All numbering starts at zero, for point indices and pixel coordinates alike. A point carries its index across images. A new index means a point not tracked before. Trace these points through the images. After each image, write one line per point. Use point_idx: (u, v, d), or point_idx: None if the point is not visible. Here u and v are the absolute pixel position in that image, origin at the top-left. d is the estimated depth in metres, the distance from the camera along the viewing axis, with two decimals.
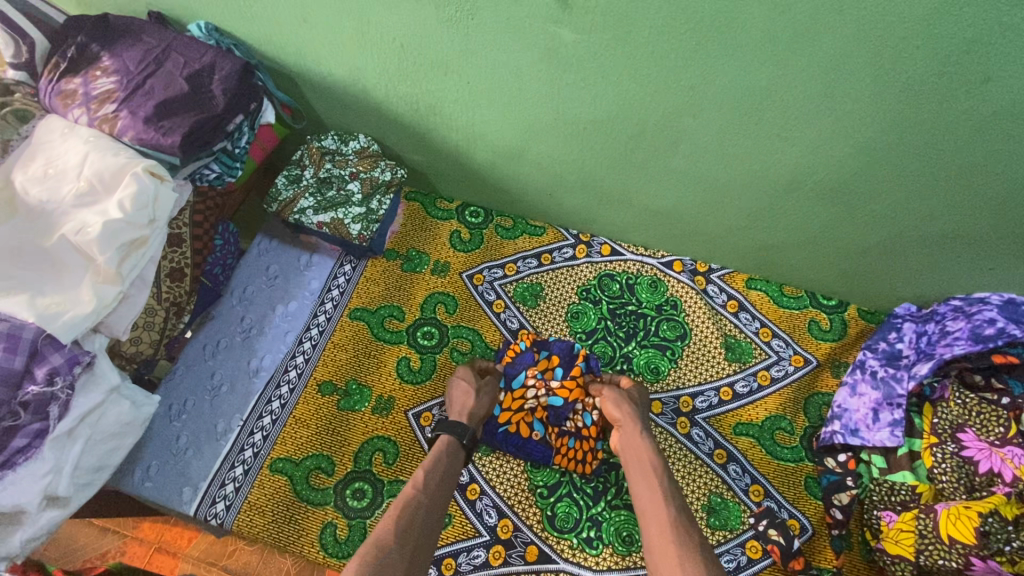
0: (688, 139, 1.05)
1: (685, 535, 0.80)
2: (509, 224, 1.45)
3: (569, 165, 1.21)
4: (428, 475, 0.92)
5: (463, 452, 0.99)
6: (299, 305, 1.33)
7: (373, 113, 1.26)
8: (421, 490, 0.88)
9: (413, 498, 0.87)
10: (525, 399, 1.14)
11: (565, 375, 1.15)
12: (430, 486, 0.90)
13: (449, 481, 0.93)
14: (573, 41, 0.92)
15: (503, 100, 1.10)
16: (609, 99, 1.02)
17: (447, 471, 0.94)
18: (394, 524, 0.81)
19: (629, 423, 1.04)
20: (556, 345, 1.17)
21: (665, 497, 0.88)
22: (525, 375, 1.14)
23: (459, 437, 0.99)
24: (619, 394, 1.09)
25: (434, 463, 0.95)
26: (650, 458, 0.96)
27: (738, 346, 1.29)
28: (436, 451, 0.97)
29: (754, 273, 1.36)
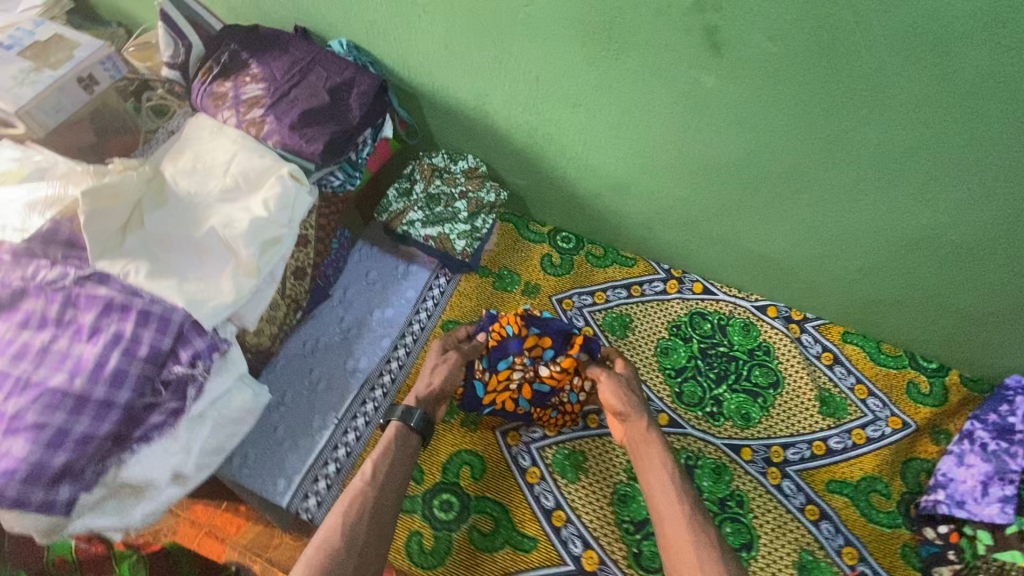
0: (812, 190, 1.05)
1: (708, 542, 0.86)
2: (600, 253, 1.47)
3: (678, 203, 1.22)
4: (378, 464, 0.98)
5: (414, 435, 1.04)
6: (395, 311, 1.38)
7: (487, 136, 1.31)
8: (370, 481, 0.94)
9: (364, 491, 0.93)
10: (510, 380, 1.14)
11: (556, 357, 1.14)
12: (381, 475, 0.96)
13: (400, 467, 0.98)
14: (715, 88, 0.93)
15: (628, 136, 1.11)
16: (739, 146, 1.02)
17: (399, 459, 0.99)
18: (344, 520, 0.89)
19: (633, 414, 1.06)
20: (550, 325, 1.16)
21: (677, 499, 0.92)
22: (513, 358, 1.13)
23: (407, 423, 1.03)
24: (623, 383, 1.10)
25: (385, 451, 1.00)
26: (660, 456, 0.99)
27: (832, 400, 1.26)
28: (386, 439, 1.02)
29: (850, 325, 1.33)
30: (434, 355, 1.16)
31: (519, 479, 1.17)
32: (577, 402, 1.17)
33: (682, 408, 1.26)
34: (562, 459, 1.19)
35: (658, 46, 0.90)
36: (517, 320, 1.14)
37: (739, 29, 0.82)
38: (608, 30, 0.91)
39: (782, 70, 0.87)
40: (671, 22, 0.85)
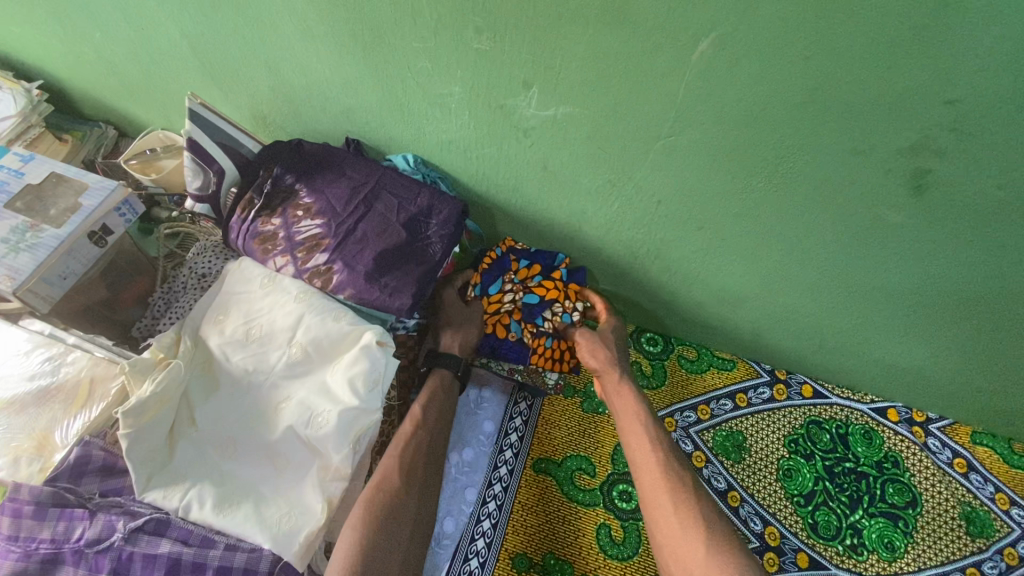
0: (985, 316, 0.92)
1: (686, 490, 0.91)
2: (693, 355, 1.32)
3: (802, 318, 1.08)
4: (426, 409, 0.98)
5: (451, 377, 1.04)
6: (475, 452, 1.18)
7: (574, 249, 1.14)
8: (422, 426, 0.94)
9: (415, 435, 0.93)
10: (502, 301, 1.15)
11: (544, 281, 1.13)
12: (432, 423, 0.96)
13: (445, 418, 0.99)
14: (900, 223, 0.79)
15: (763, 259, 0.96)
16: (909, 277, 0.89)
17: (441, 406, 1.00)
18: (399, 465, 0.89)
19: (607, 369, 1.10)
20: (538, 254, 1.15)
21: (657, 450, 0.97)
22: (501, 281, 1.14)
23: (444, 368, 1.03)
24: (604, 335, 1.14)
25: (428, 398, 1.00)
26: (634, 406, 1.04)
27: (977, 517, 1.15)
28: (432, 387, 1.02)
29: (979, 425, 1.22)
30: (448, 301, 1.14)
31: None
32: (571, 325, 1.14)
33: (820, 543, 1.12)
34: None
35: (837, 180, 0.76)
36: (508, 245, 1.15)
37: (956, 174, 0.69)
38: (774, 163, 0.77)
39: (993, 216, 0.73)
40: (861, 165, 0.73)
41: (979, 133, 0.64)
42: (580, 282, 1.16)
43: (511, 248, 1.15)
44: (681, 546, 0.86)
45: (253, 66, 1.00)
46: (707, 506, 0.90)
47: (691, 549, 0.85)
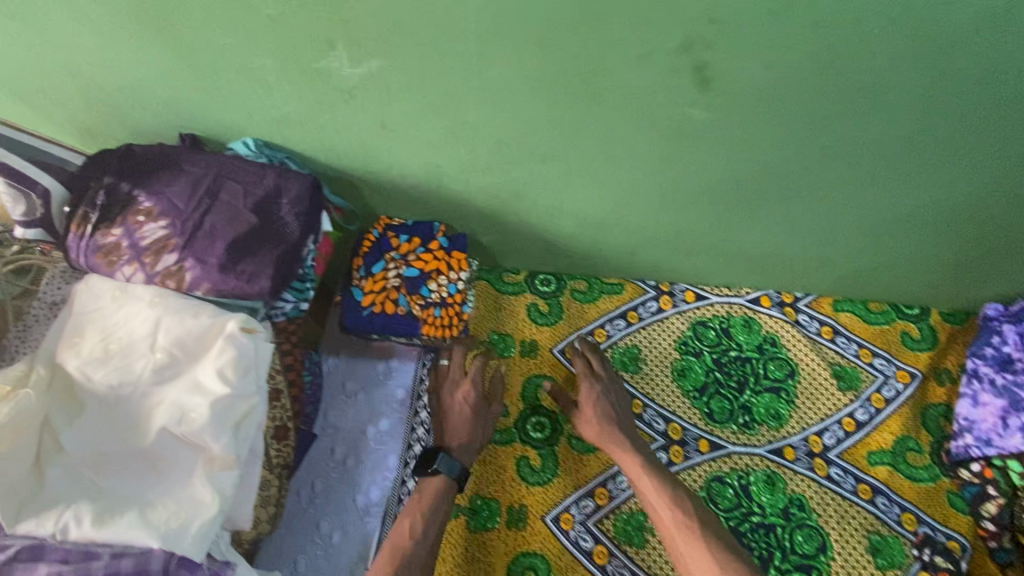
0: (803, 191, 1.02)
1: (698, 534, 0.97)
2: (584, 286, 1.39)
3: (664, 227, 1.16)
4: (419, 522, 1.00)
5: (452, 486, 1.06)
6: (391, 422, 1.21)
7: (444, 204, 1.15)
8: (416, 542, 0.98)
9: (411, 550, 0.97)
10: (386, 280, 1.16)
11: (425, 251, 1.18)
12: (428, 533, 0.99)
13: (433, 530, 1.00)
14: (704, 119, 0.86)
15: (610, 176, 1.01)
16: (731, 167, 0.97)
17: (442, 513, 1.03)
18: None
19: (600, 423, 1.13)
20: (415, 227, 1.20)
21: (668, 499, 1.02)
22: (385, 259, 1.17)
23: (450, 475, 1.05)
24: (592, 398, 1.16)
25: (427, 506, 1.02)
26: (634, 455, 1.08)
27: (846, 373, 1.29)
28: (428, 494, 1.04)
29: (839, 294, 1.36)
30: (458, 392, 1.15)
31: (588, 564, 1.08)
32: (457, 292, 1.17)
33: (717, 428, 1.23)
34: (624, 526, 1.11)
35: (638, 88, 0.82)
36: (383, 223, 1.20)
37: (728, 59, 0.76)
38: (581, 79, 0.81)
39: (772, 94, 0.82)
40: (651, 69, 0.79)
41: (730, 18, 0.71)
42: (461, 247, 1.20)
43: (389, 228, 1.20)
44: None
45: (54, 73, 0.94)
46: (720, 545, 0.96)
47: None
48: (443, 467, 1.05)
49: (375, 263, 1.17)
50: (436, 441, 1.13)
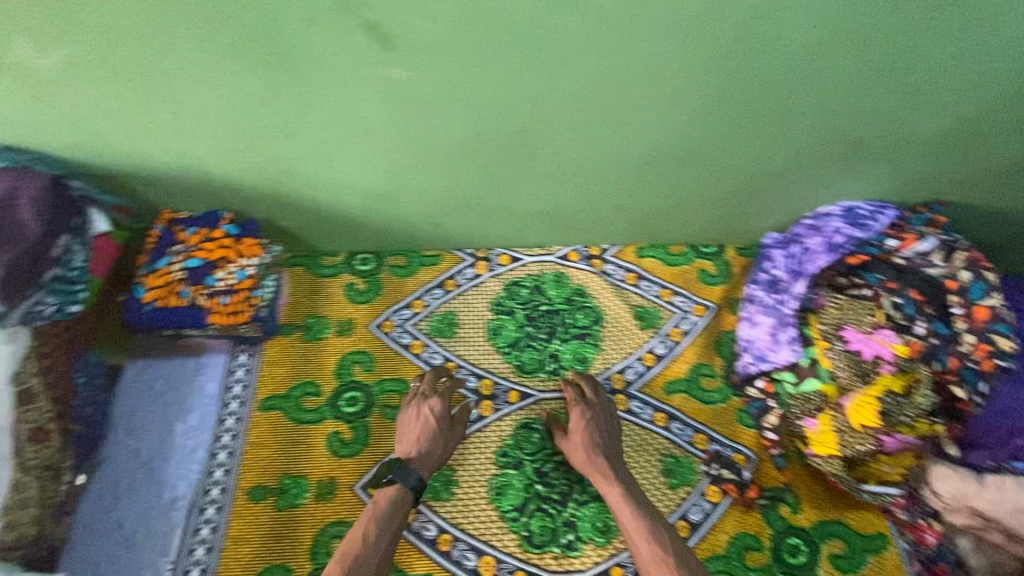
0: (547, 144, 1.06)
1: (672, 569, 0.91)
2: (403, 262, 1.41)
3: (443, 193, 1.19)
4: (374, 530, 0.98)
5: (407, 499, 1.04)
6: (200, 417, 1.22)
7: (222, 190, 1.17)
8: (367, 549, 0.95)
9: (360, 556, 0.95)
10: (170, 274, 1.16)
11: (210, 241, 1.19)
12: (379, 541, 0.97)
13: (387, 539, 0.98)
14: (408, 79, 0.89)
15: (358, 145, 1.04)
16: (465, 128, 1.00)
17: (395, 524, 1.00)
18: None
19: (584, 448, 1.11)
20: (202, 218, 1.21)
21: (646, 531, 0.97)
22: (167, 254, 1.17)
23: (405, 485, 1.04)
24: (581, 425, 1.13)
25: (381, 513, 1.01)
26: (617, 484, 1.05)
27: (647, 313, 1.38)
28: (385, 500, 1.03)
29: (641, 242, 1.44)
30: (434, 407, 1.13)
31: None
32: (246, 278, 1.18)
33: (527, 378, 1.29)
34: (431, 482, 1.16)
35: (324, 53, 0.85)
36: (168, 217, 1.20)
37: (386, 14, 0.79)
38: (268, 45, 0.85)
39: (450, 47, 0.85)
40: (327, 34, 0.83)
41: None
42: (250, 232, 1.21)
43: (173, 222, 1.20)
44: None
45: None
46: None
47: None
48: (398, 477, 1.04)
49: (158, 258, 1.17)
50: (398, 455, 1.11)
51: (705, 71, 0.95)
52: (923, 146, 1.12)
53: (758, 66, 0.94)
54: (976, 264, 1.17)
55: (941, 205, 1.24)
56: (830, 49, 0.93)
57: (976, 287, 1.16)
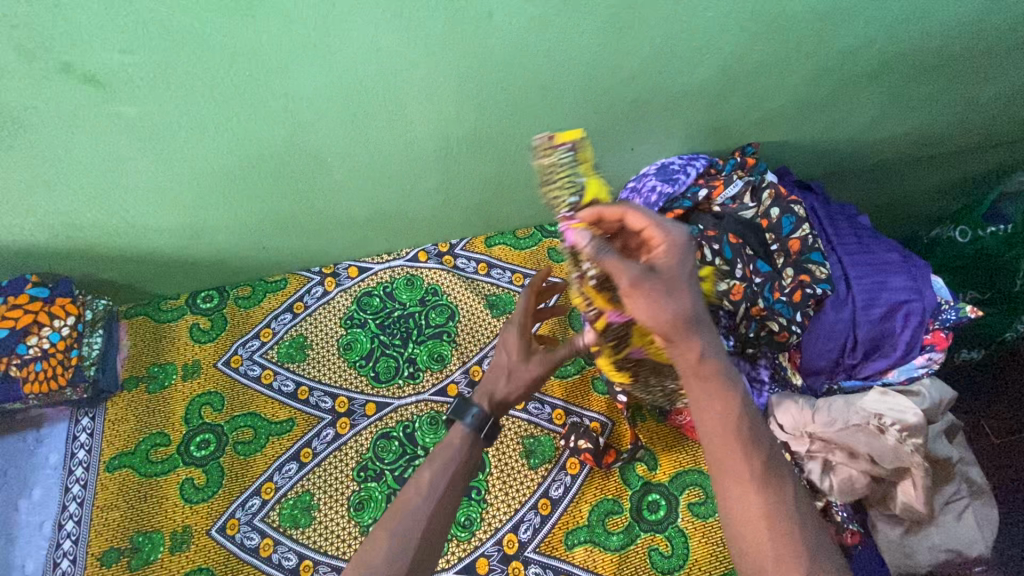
0: (329, 151, 1.05)
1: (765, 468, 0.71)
2: (247, 292, 1.38)
3: (253, 216, 1.17)
4: (434, 475, 0.81)
5: (477, 440, 0.88)
6: (45, 489, 1.18)
7: (18, 254, 1.13)
8: (425, 497, 0.78)
9: (419, 508, 0.77)
10: None
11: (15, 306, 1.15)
12: (439, 486, 0.80)
13: (454, 484, 0.82)
14: (141, 113, 0.88)
15: (135, 186, 1.02)
16: (233, 149, 0.99)
17: (458, 466, 0.84)
18: (388, 538, 0.74)
19: (657, 301, 0.70)
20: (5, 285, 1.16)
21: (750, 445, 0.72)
22: None
23: (467, 420, 0.88)
24: (660, 282, 0.70)
25: (442, 456, 0.85)
26: (708, 360, 0.71)
27: (500, 300, 1.38)
28: (447, 443, 0.87)
29: (488, 231, 1.44)
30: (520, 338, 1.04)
31: (254, 560, 1.09)
32: (60, 340, 1.16)
33: (383, 387, 1.28)
34: (289, 511, 1.14)
35: (34, 101, 0.83)
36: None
37: (76, 52, 0.77)
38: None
39: (165, 74, 0.83)
40: (27, 82, 0.80)
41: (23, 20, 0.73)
42: (61, 292, 1.18)
43: None
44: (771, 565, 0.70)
45: None
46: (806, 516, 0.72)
47: (762, 538, 0.71)
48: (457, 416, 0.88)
49: None
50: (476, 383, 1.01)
51: (449, 56, 0.93)
52: (705, 92, 1.13)
53: (499, 43, 0.93)
54: (782, 199, 1.22)
55: (754, 146, 1.27)
56: (565, 16, 0.91)
57: (786, 222, 1.22)
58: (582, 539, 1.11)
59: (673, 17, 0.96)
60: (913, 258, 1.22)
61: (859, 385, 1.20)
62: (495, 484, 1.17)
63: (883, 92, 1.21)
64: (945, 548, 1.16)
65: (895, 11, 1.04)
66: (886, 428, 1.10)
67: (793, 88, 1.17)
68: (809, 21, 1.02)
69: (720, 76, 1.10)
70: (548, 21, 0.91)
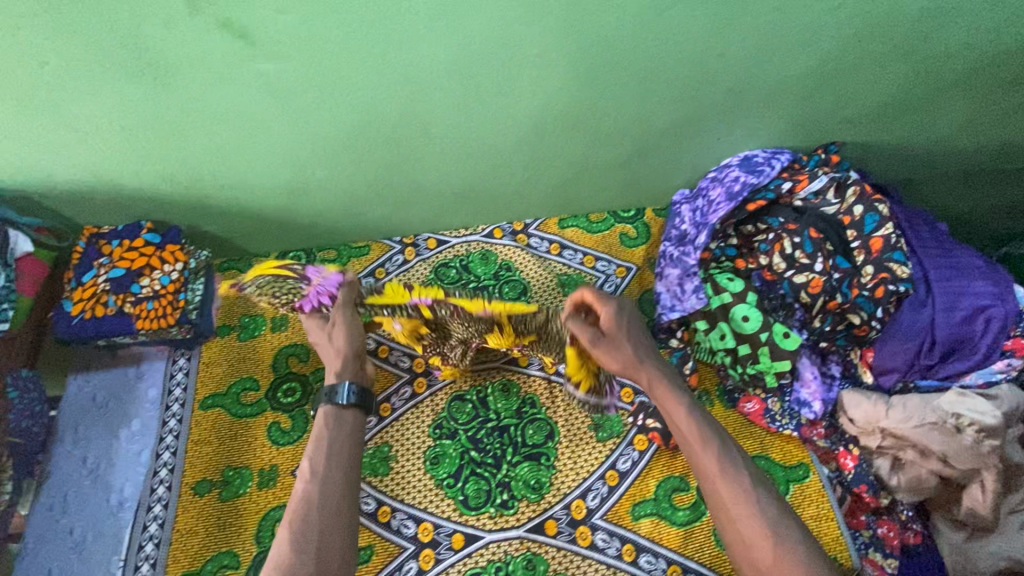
0: (436, 122, 1.11)
1: (733, 474, 0.91)
2: (333, 255, 1.46)
3: (352, 180, 1.23)
4: (314, 460, 0.95)
5: (349, 411, 1.02)
6: (143, 421, 1.25)
7: (137, 201, 1.21)
8: (316, 478, 0.92)
9: (314, 494, 0.91)
10: (97, 286, 1.21)
11: (133, 249, 1.23)
12: (323, 467, 0.94)
13: (342, 454, 0.96)
14: (278, 72, 0.95)
15: (254, 143, 1.09)
16: (350, 113, 1.05)
17: (344, 434, 0.99)
18: (290, 537, 0.86)
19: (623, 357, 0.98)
20: (123, 230, 1.25)
21: (704, 442, 0.93)
22: (93, 267, 1.22)
23: (336, 402, 1.01)
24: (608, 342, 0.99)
25: (321, 443, 0.97)
26: (665, 394, 0.97)
27: (571, 280, 1.43)
28: (315, 430, 1.00)
29: (561, 213, 1.48)
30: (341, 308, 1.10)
31: None
32: (170, 282, 1.23)
33: None
34: (369, 460, 1.20)
35: (190, 53, 0.89)
36: (90, 232, 1.24)
37: (238, 9, 0.84)
38: (133, 55, 0.89)
39: (309, 35, 0.90)
40: (188, 35, 0.87)
41: None
42: (171, 238, 1.26)
43: (96, 235, 1.24)
44: (750, 548, 0.86)
45: None
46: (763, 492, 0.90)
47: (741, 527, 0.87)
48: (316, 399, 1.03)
49: (85, 271, 1.22)
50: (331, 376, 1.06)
51: (567, 34, 0.97)
52: (801, 86, 1.15)
53: (616, 25, 0.97)
54: (868, 197, 1.23)
55: (838, 145, 1.28)
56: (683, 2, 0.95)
57: (870, 220, 1.22)
58: (649, 511, 1.14)
59: (785, 9, 0.98)
60: (997, 266, 1.21)
61: (935, 385, 1.20)
62: (565, 451, 1.21)
63: (978, 98, 1.21)
64: (1006, 556, 1.10)
65: (1004, 16, 1.04)
66: (962, 427, 1.10)
67: (888, 87, 1.17)
68: (917, 20, 1.03)
69: (818, 71, 1.12)
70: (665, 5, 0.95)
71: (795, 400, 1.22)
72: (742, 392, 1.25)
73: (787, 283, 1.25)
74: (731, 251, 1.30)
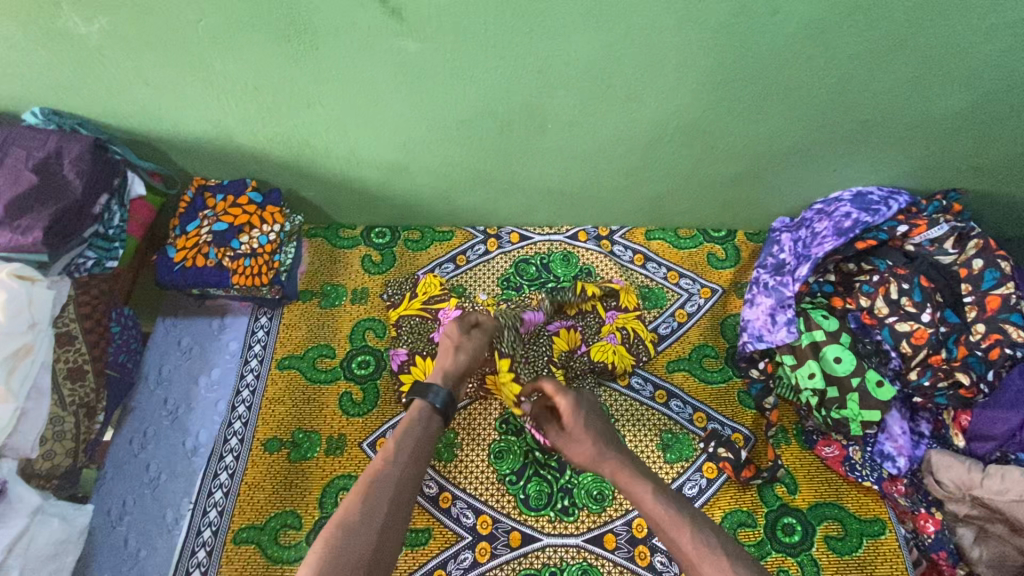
0: (554, 118, 1.10)
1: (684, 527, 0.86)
2: (417, 236, 1.44)
3: (455, 165, 1.23)
4: (399, 442, 0.94)
5: (437, 416, 1.00)
6: (222, 371, 1.29)
7: (247, 159, 1.23)
8: (391, 461, 0.91)
9: (383, 472, 0.89)
10: (199, 237, 1.25)
11: (236, 205, 1.26)
12: (404, 456, 0.92)
13: (422, 449, 0.94)
14: (418, 50, 0.96)
15: (373, 116, 1.10)
16: (475, 99, 1.06)
17: (428, 431, 0.97)
18: (359, 501, 0.85)
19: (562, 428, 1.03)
20: (228, 185, 1.28)
21: (670, 520, 0.87)
22: (197, 218, 1.26)
23: (430, 402, 1.00)
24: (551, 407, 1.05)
25: (409, 429, 0.96)
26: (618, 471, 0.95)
27: (652, 294, 1.37)
28: (411, 418, 0.98)
29: (650, 224, 1.42)
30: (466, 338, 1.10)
31: None
32: (267, 243, 1.26)
33: None
34: None
35: (344, 22, 0.92)
36: (199, 184, 1.28)
37: None
38: (291, 17, 0.92)
39: (460, 18, 0.91)
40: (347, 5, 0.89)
41: None
42: (273, 201, 1.28)
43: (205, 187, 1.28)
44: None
45: None
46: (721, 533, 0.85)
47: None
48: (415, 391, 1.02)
49: (190, 221, 1.26)
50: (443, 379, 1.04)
51: (710, 42, 0.96)
52: (936, 125, 1.10)
53: (764, 39, 0.96)
54: (991, 251, 1.17)
55: (959, 192, 1.22)
56: (835, 24, 0.94)
57: (989, 275, 1.16)
58: None
59: (937, 43, 0.96)
60: None
61: None
62: None
63: None
64: None
65: None
66: None
67: None
68: None
69: (959, 112, 1.08)
70: (825, 27, 0.94)
71: (878, 452, 1.17)
72: (822, 435, 1.21)
73: (888, 330, 1.17)
74: (828, 288, 1.24)
